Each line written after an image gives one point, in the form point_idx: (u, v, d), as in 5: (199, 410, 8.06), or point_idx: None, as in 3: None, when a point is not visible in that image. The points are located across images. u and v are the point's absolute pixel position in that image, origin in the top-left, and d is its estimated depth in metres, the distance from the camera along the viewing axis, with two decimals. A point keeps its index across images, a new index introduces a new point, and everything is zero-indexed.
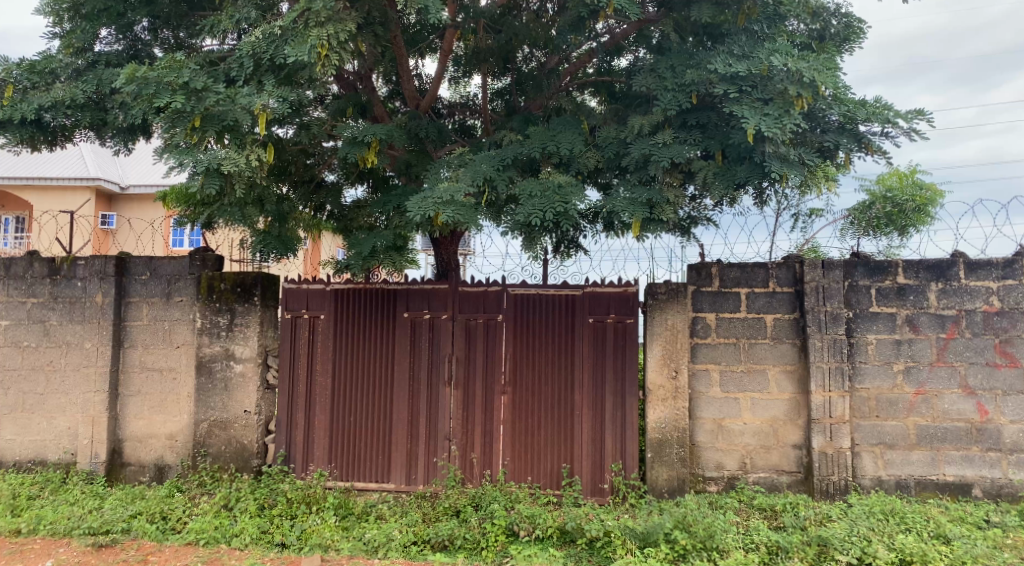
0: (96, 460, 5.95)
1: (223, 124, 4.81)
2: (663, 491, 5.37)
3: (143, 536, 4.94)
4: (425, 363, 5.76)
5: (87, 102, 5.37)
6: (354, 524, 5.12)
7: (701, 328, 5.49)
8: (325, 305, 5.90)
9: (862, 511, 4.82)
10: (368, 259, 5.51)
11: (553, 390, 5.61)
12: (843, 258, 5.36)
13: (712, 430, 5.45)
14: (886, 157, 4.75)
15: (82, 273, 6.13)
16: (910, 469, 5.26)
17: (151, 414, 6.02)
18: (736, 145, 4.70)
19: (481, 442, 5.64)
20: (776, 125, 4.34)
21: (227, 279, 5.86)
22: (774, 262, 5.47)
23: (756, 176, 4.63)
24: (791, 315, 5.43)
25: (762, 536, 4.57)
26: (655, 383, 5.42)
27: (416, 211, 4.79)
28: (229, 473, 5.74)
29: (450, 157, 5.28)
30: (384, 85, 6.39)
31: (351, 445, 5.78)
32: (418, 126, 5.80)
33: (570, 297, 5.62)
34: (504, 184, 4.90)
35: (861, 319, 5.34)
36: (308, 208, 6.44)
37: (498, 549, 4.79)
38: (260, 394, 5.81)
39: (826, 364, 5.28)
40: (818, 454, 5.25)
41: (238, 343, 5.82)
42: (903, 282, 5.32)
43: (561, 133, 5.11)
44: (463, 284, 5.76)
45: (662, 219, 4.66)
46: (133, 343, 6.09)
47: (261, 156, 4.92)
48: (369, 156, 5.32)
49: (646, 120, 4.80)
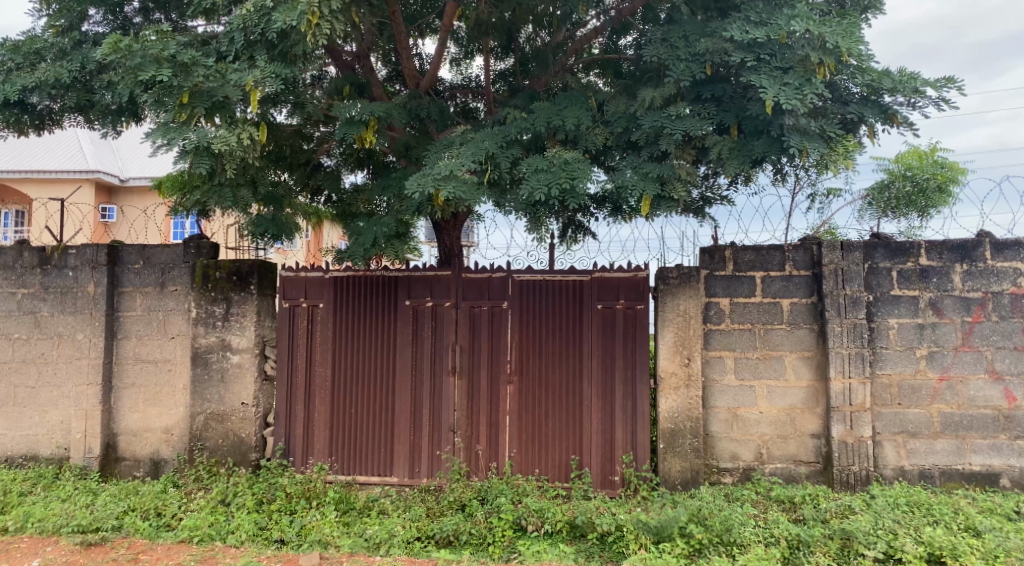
0: (90, 455, 5.77)
1: (213, 100, 4.60)
2: (676, 483, 5.17)
3: (135, 533, 4.75)
4: (427, 352, 5.55)
5: (73, 83, 5.13)
6: (355, 519, 4.92)
7: (715, 314, 5.27)
8: (325, 293, 5.70)
9: (886, 502, 4.59)
10: (369, 251, 5.30)
11: (561, 379, 5.40)
12: (862, 240, 5.14)
13: (726, 420, 5.24)
14: (912, 129, 4.50)
15: (73, 262, 5.93)
16: (934, 459, 5.04)
17: (147, 407, 5.83)
18: (753, 117, 4.46)
19: (487, 434, 5.44)
20: (796, 95, 4.10)
21: (222, 267, 5.65)
22: (790, 244, 5.25)
23: (774, 151, 4.40)
24: (809, 299, 5.21)
25: (783, 529, 4.33)
26: (667, 371, 5.21)
27: (415, 189, 4.60)
28: (226, 467, 5.56)
29: (451, 136, 5.07)
30: (384, 66, 6.16)
31: (352, 438, 5.59)
32: (419, 106, 5.56)
33: (578, 283, 5.41)
34: (507, 161, 4.70)
35: (881, 303, 5.12)
36: (305, 193, 6.28)
37: (506, 545, 4.60)
38: (258, 385, 5.62)
39: (845, 350, 5.05)
40: (838, 443, 5.03)
41: (234, 333, 5.63)
42: (925, 263, 5.10)
43: (568, 107, 4.87)
44: (466, 271, 5.54)
45: (673, 197, 4.48)
46: (126, 334, 5.89)
47: (252, 135, 4.69)
48: (368, 136, 5.11)
49: (658, 93, 4.55)
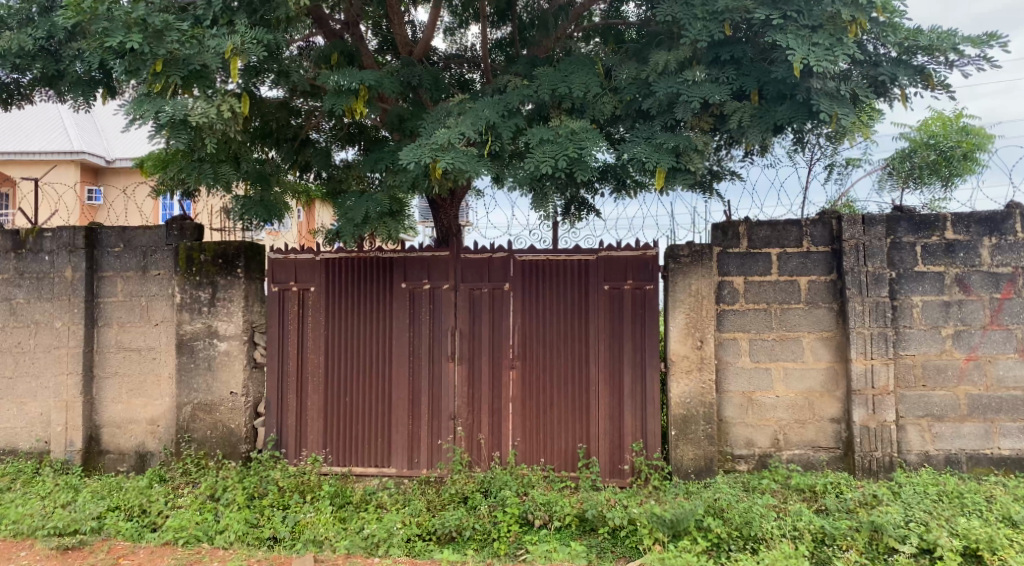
0: (71, 448, 5.48)
1: (190, 69, 4.24)
2: (689, 471, 4.91)
3: (116, 535, 4.47)
4: (425, 336, 5.26)
5: (39, 51, 4.75)
6: (351, 514, 4.66)
7: (728, 294, 4.98)
8: (316, 276, 5.38)
9: (915, 491, 4.34)
10: (360, 227, 4.96)
11: (567, 364, 5.12)
12: (884, 213, 4.85)
13: (741, 404, 4.97)
14: (948, 91, 4.18)
15: (49, 246, 5.60)
16: (961, 443, 4.79)
17: (130, 397, 5.54)
18: (776, 81, 4.15)
19: (489, 422, 5.17)
20: (827, 56, 3.79)
21: (207, 250, 5.33)
22: (807, 219, 4.96)
23: (800, 117, 4.11)
24: (828, 276, 4.93)
25: (807, 522, 4.07)
26: (679, 354, 4.93)
27: (411, 161, 4.32)
28: (215, 460, 5.28)
29: (448, 105, 4.74)
30: (375, 37, 5.79)
31: (347, 428, 5.31)
32: (411, 74, 5.15)
33: (583, 263, 5.11)
34: (510, 132, 4.41)
35: (905, 280, 4.84)
36: (293, 170, 5.94)
37: (512, 540, 4.35)
38: (247, 373, 5.32)
39: (867, 330, 4.78)
40: (859, 428, 4.78)
41: (221, 319, 5.32)
42: (952, 237, 4.82)
43: (573, 72, 4.53)
44: (465, 251, 5.23)
45: (690, 168, 4.22)
46: (107, 321, 5.58)
47: (234, 106, 4.36)
48: (358, 107, 4.76)
49: (672, 56, 4.22)
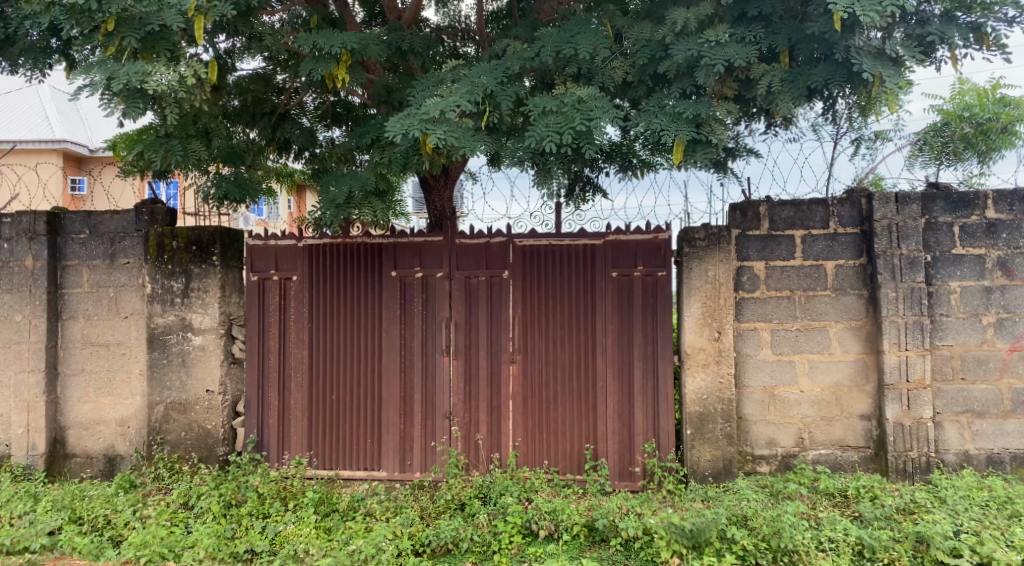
0: (34, 452, 5.03)
1: (147, 30, 3.76)
2: (707, 474, 4.49)
3: (73, 553, 4.06)
4: (418, 327, 4.82)
5: None
6: (337, 524, 4.22)
7: (748, 281, 4.56)
8: (298, 264, 4.94)
9: (960, 496, 3.94)
10: (343, 209, 4.46)
11: (572, 357, 4.69)
12: (918, 191, 4.42)
13: (763, 400, 4.55)
14: (1004, 52, 3.76)
15: (8, 233, 5.12)
16: (1003, 441, 4.39)
17: (98, 397, 5.09)
18: (810, 40, 3.74)
19: (488, 421, 4.74)
20: (874, 6, 3.37)
21: (179, 236, 4.86)
22: (834, 198, 4.53)
23: (839, 79, 3.72)
24: (857, 261, 4.50)
25: (842, 532, 3.69)
26: (694, 347, 4.50)
27: (398, 132, 3.83)
28: (190, 464, 4.84)
29: (440, 72, 4.28)
30: (362, 8, 5.34)
31: (334, 428, 4.88)
32: (400, 39, 4.68)
33: (588, 247, 4.67)
34: (509, 101, 3.95)
35: (941, 264, 4.41)
36: (273, 150, 5.43)
37: (514, 553, 3.93)
38: (225, 370, 4.88)
39: (901, 319, 4.35)
40: (893, 426, 4.36)
41: (195, 311, 4.86)
42: (993, 217, 4.40)
43: (578, 34, 4.07)
44: (460, 236, 4.79)
45: (711, 140, 3.80)
46: (72, 314, 5.12)
47: (200, 73, 3.88)
48: (340, 73, 4.28)
49: (692, 13, 3.76)
